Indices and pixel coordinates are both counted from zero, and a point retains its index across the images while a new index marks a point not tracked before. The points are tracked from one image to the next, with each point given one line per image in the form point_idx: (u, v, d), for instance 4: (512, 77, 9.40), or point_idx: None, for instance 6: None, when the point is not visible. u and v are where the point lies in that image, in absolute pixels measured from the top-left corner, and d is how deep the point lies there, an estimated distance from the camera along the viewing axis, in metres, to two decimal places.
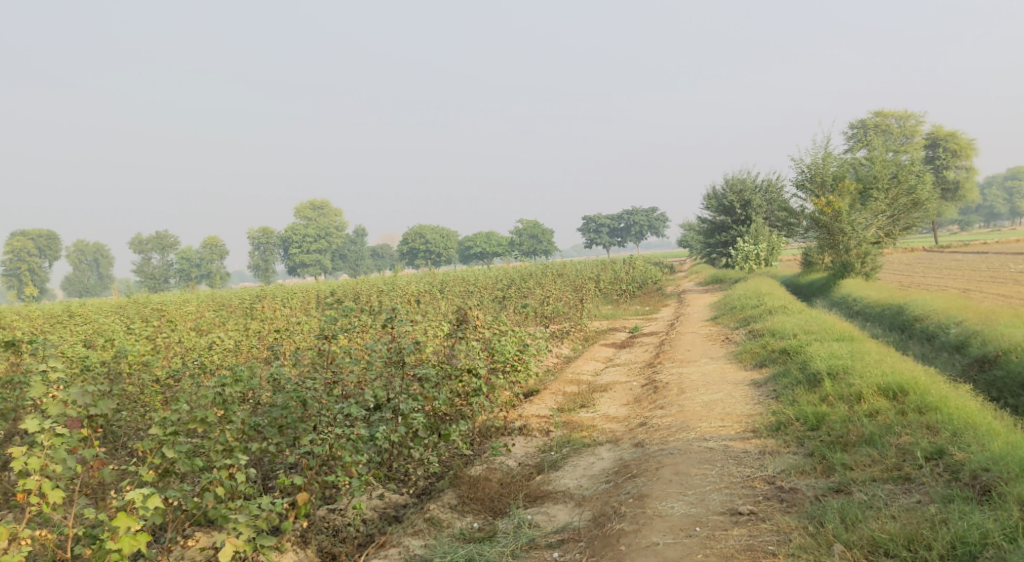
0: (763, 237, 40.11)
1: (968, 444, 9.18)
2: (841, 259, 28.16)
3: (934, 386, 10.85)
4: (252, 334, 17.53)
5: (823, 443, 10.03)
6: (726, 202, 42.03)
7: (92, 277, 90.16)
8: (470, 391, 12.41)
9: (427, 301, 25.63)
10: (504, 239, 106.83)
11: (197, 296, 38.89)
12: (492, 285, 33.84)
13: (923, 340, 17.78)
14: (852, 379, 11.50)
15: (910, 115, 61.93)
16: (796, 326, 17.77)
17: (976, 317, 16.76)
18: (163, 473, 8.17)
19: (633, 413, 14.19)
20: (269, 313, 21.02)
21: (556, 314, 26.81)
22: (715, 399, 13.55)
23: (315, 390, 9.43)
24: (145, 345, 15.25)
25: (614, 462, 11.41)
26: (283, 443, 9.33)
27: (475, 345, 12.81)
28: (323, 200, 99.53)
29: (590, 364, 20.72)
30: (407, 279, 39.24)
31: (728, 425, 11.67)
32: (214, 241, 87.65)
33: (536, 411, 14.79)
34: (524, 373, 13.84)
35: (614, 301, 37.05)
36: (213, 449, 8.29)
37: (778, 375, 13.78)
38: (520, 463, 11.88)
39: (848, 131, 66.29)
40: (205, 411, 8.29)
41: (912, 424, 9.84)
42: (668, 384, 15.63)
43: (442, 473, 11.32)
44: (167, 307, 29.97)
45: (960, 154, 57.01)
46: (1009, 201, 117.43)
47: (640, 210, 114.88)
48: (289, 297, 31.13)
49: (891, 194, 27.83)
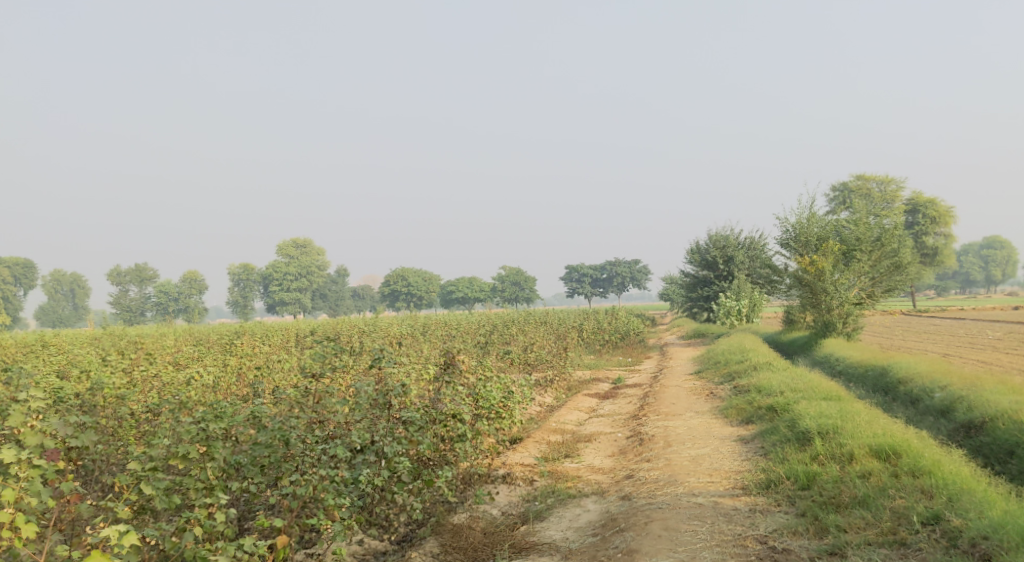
0: (745, 293, 40.31)
1: (965, 510, 9.05)
2: (823, 318, 28.18)
3: (926, 450, 10.75)
4: (231, 371, 17.22)
5: (815, 503, 9.86)
6: (709, 257, 42.32)
7: (67, 307, 89.13)
8: (455, 436, 12.19)
9: (409, 344, 25.38)
10: (487, 285, 106.89)
11: (174, 330, 38.45)
12: (474, 330, 33.68)
13: (907, 403, 17.73)
14: (843, 438, 11.37)
15: (891, 180, 62.92)
16: (781, 383, 17.68)
17: (961, 382, 16.76)
18: (139, 510, 7.89)
19: (618, 465, 13.97)
20: (249, 350, 20.71)
21: (538, 362, 26.64)
22: (702, 454, 13.38)
23: (300, 430, 9.20)
24: (121, 379, 14.90)
25: (601, 514, 11.18)
26: (264, 483, 9.07)
27: (461, 391, 12.59)
28: (306, 238, 99.32)
29: (573, 413, 20.51)
30: (389, 321, 39.00)
31: (716, 481, 11.47)
32: (194, 276, 87.20)
33: (520, 459, 14.54)
34: (509, 421, 13.65)
35: (596, 351, 36.91)
36: (193, 487, 8.02)
37: (766, 432, 13.66)
38: (504, 513, 11.64)
39: (830, 193, 67.28)
40: (187, 447, 8.04)
41: (906, 487, 9.71)
42: (654, 436, 15.44)
43: (424, 520, 11.04)
44: (144, 340, 29.54)
45: (939, 221, 57.95)
46: (985, 269, 119.16)
47: (622, 261, 115.52)
48: (269, 335, 30.79)
49: (874, 256, 28.16)
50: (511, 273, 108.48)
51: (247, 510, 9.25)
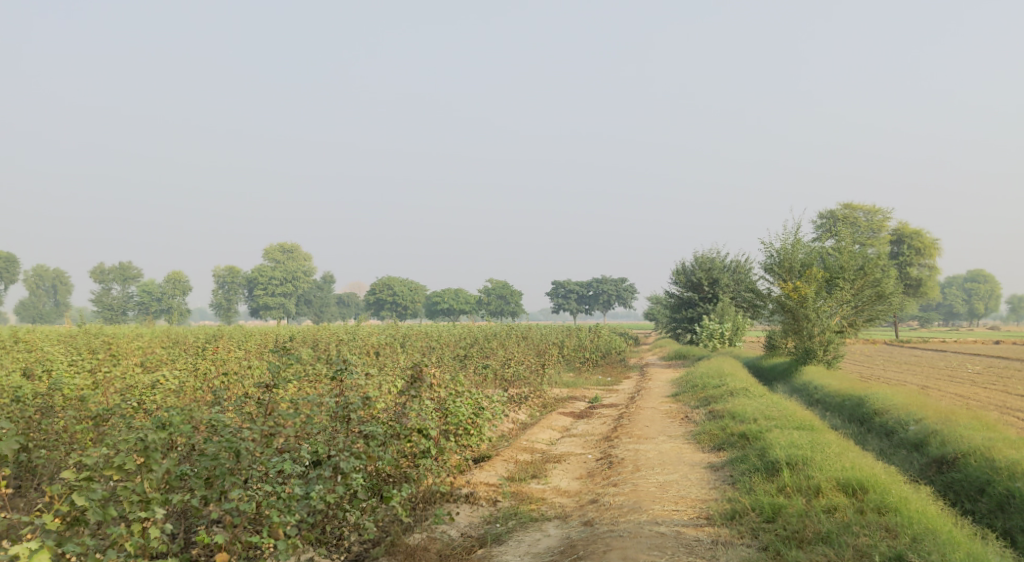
0: (728, 316, 40.24)
1: (928, 551, 8.84)
2: (804, 344, 28.06)
3: (894, 486, 10.54)
4: (199, 375, 16.85)
5: (778, 538, 9.63)
6: (694, 279, 42.21)
7: (48, 303, 88.14)
8: (418, 453, 11.92)
9: (386, 355, 25.03)
10: (472, 297, 106.61)
11: (153, 331, 37.94)
12: (454, 343, 33.41)
13: (881, 435, 17.56)
14: (811, 471, 11.15)
15: (878, 210, 63.22)
16: (756, 409, 17.47)
17: (936, 416, 16.59)
18: (71, 522, 7.60)
19: (585, 488, 13.71)
20: (222, 354, 20.36)
21: (516, 378, 26.38)
22: (670, 480, 13.11)
23: (249, 443, 8.94)
24: (84, 380, 14.54)
25: (561, 540, 10.89)
26: (208, 497, 8.82)
27: (429, 405, 12.27)
28: (293, 244, 98.82)
29: (546, 432, 20.24)
30: (369, 330, 38.63)
31: (681, 510, 11.22)
32: (178, 276, 86.52)
33: (485, 478, 14.24)
34: (477, 438, 13.33)
35: (576, 369, 36.59)
36: (128, 500, 7.78)
37: (736, 460, 13.46)
38: (463, 534, 11.35)
39: (817, 220, 67.46)
40: (124, 457, 7.77)
41: (871, 524, 9.48)
42: (624, 459, 15.19)
43: (379, 539, 10.77)
44: (118, 340, 29.08)
45: (924, 253, 58.14)
46: (968, 302, 119.80)
47: (609, 279, 115.55)
48: (246, 339, 30.39)
49: (857, 285, 28.09)
50: (497, 287, 108.20)
51: (189, 524, 8.96)
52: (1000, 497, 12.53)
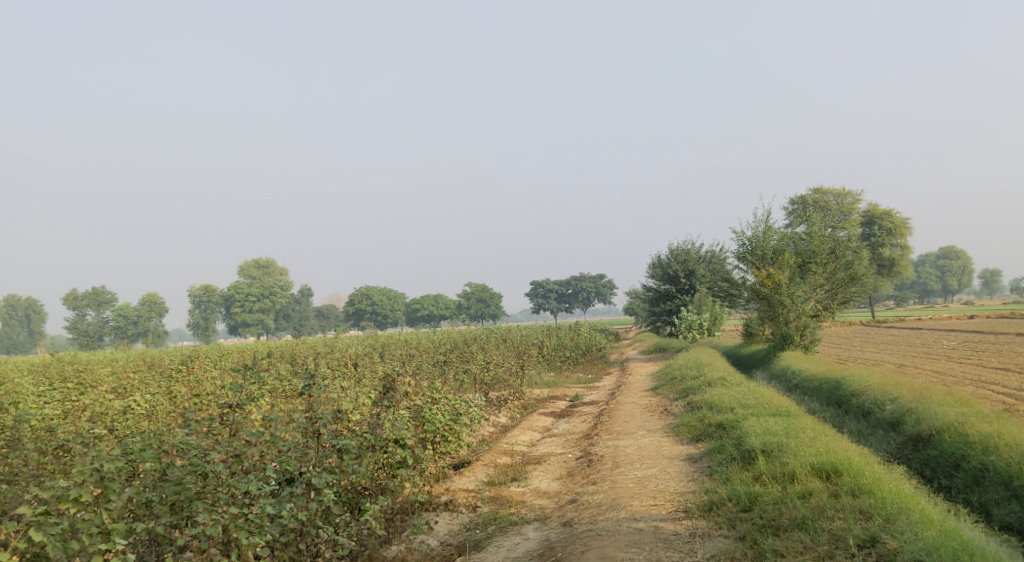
0: (706, 307, 41.11)
1: (901, 531, 8.85)
2: (781, 331, 28.30)
3: (868, 467, 10.56)
4: (171, 397, 16.60)
5: (755, 526, 9.61)
6: (670, 271, 42.22)
7: (23, 333, 87.01)
8: (395, 463, 11.87)
9: (364, 365, 24.86)
10: (452, 302, 106.46)
11: (128, 355, 37.39)
12: (433, 349, 33.22)
13: (859, 416, 17.64)
14: (786, 457, 11.13)
15: (847, 193, 63.78)
16: (734, 399, 17.48)
17: (910, 394, 16.72)
18: (32, 557, 7.52)
19: (565, 488, 13.65)
20: (196, 375, 20.13)
21: (496, 381, 26.24)
22: (648, 475, 13.10)
23: (213, 466, 8.87)
24: (53, 409, 14.25)
25: (540, 543, 10.81)
26: (175, 523, 8.73)
27: (403, 415, 12.16)
28: (269, 259, 98.18)
29: (526, 434, 20.13)
30: (347, 341, 38.27)
31: (660, 504, 11.19)
32: (154, 299, 85.69)
33: (465, 484, 14.16)
34: (455, 444, 13.27)
35: (557, 368, 36.55)
36: (88, 532, 7.67)
37: (713, 451, 13.45)
38: (442, 543, 11.26)
39: (789, 206, 67.96)
40: (81, 489, 7.69)
41: (845, 508, 9.48)
42: (603, 457, 15.13)
43: (357, 553, 10.70)
44: (91, 366, 28.70)
45: (895, 233, 58.66)
46: (942, 280, 121.18)
47: (588, 277, 115.73)
48: (221, 358, 30.02)
49: (829, 269, 28.20)
50: (476, 290, 108.13)
51: (158, 552, 8.87)
52: (975, 471, 12.61)
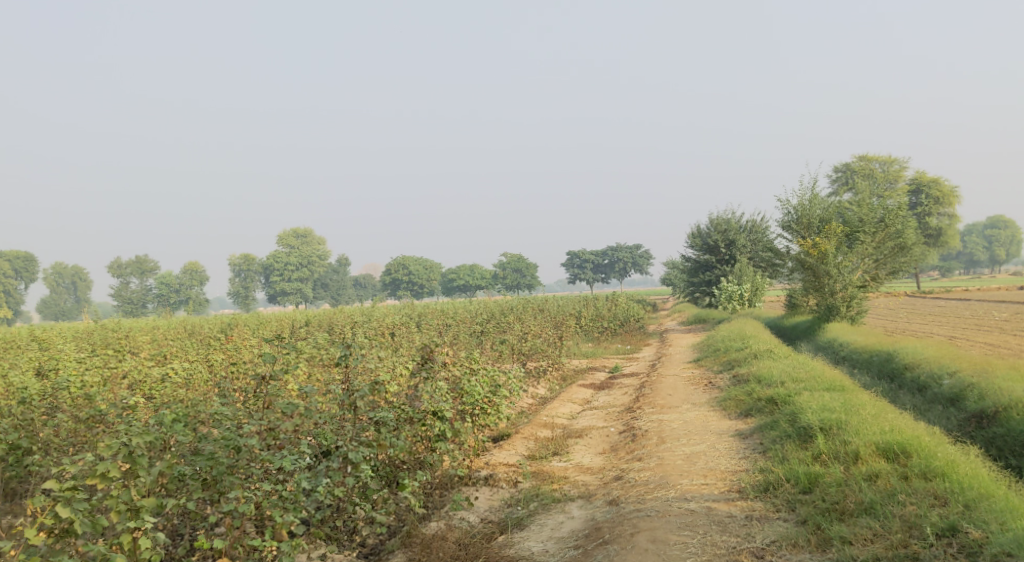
0: (747, 277, 39.39)
1: (984, 520, 8.20)
2: (826, 302, 27.36)
3: (939, 448, 9.87)
4: (210, 364, 16.35)
5: (817, 510, 9.02)
6: (711, 241, 41.19)
7: (70, 300, 88.48)
8: (434, 436, 11.38)
9: (402, 335, 24.55)
10: (488, 272, 106.06)
11: (171, 322, 37.57)
12: (471, 319, 32.78)
13: (913, 391, 16.85)
14: (847, 436, 10.47)
15: (893, 160, 61.95)
16: (784, 372, 16.78)
17: (970, 368, 15.91)
18: (60, 534, 7.15)
19: (608, 464, 13.12)
20: (233, 343, 19.86)
21: (534, 351, 25.81)
22: (696, 452, 12.48)
23: (247, 440, 8.40)
24: (92, 376, 14.04)
25: (585, 523, 10.34)
26: (207, 498, 8.35)
27: (441, 387, 11.65)
28: (307, 228, 98.27)
29: (566, 405, 19.66)
30: (384, 310, 37.95)
31: (711, 483, 10.60)
32: (195, 267, 86.58)
33: (505, 459, 13.71)
34: (495, 417, 12.67)
35: (595, 338, 35.86)
36: (115, 510, 7.30)
37: (765, 427, 12.81)
38: (483, 520, 10.82)
39: (832, 174, 66.22)
40: (107, 465, 7.28)
41: (918, 492, 8.84)
42: (647, 432, 14.55)
43: (395, 530, 10.27)
44: (133, 333, 28.69)
45: (943, 202, 56.95)
46: (990, 250, 117.97)
47: (625, 247, 114.33)
48: (260, 326, 29.87)
49: (878, 238, 26.94)
50: (511, 260, 106.80)
51: (190, 528, 8.51)
52: None
